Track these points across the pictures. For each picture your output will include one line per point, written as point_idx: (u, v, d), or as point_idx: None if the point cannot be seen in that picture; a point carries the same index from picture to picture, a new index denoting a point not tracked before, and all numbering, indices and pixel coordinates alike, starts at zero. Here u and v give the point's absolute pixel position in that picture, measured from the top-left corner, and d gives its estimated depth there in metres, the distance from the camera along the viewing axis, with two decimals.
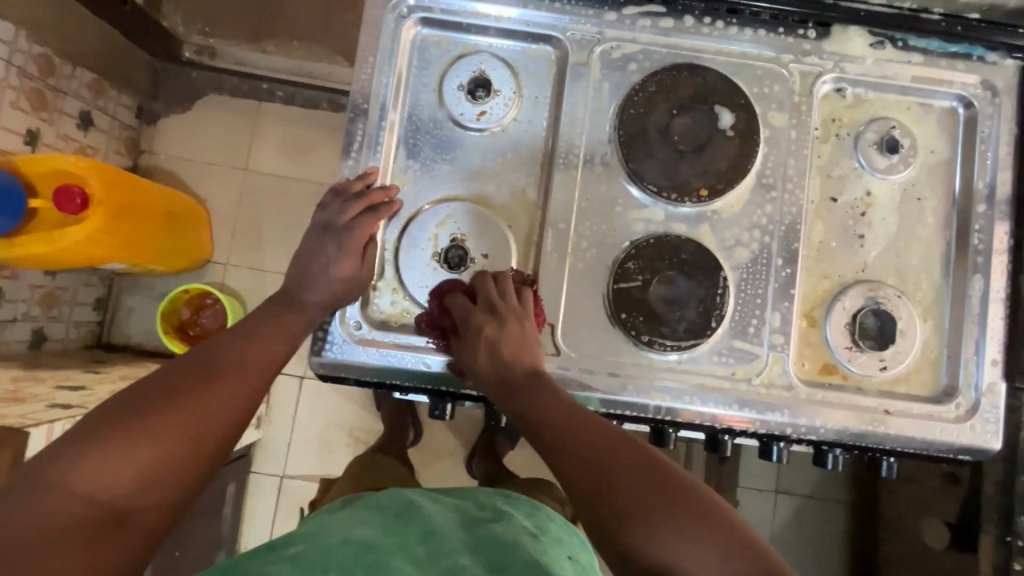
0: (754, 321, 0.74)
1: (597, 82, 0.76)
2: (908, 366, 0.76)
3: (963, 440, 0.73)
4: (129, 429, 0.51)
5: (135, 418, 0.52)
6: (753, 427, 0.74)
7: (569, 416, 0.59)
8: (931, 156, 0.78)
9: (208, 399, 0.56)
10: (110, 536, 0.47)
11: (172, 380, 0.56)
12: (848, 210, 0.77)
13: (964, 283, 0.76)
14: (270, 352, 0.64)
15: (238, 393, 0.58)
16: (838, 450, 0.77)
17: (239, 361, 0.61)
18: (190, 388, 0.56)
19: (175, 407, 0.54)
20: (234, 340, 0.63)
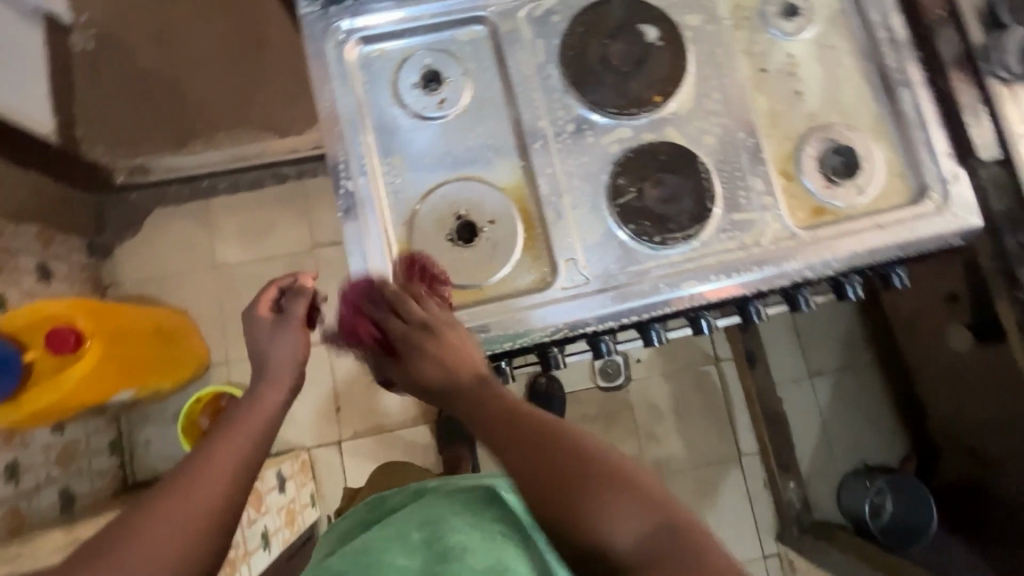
0: (742, 193, 0.82)
1: (531, 41, 0.84)
2: (881, 184, 0.85)
3: (951, 227, 0.82)
4: (106, 560, 0.51)
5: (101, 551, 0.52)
6: (778, 282, 0.81)
7: (547, 435, 0.56)
8: (827, 9, 0.89)
9: (167, 521, 0.54)
10: None
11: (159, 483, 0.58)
12: (780, 75, 0.87)
13: (896, 100, 0.86)
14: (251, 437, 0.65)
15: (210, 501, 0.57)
16: (853, 278, 0.86)
17: (216, 468, 0.60)
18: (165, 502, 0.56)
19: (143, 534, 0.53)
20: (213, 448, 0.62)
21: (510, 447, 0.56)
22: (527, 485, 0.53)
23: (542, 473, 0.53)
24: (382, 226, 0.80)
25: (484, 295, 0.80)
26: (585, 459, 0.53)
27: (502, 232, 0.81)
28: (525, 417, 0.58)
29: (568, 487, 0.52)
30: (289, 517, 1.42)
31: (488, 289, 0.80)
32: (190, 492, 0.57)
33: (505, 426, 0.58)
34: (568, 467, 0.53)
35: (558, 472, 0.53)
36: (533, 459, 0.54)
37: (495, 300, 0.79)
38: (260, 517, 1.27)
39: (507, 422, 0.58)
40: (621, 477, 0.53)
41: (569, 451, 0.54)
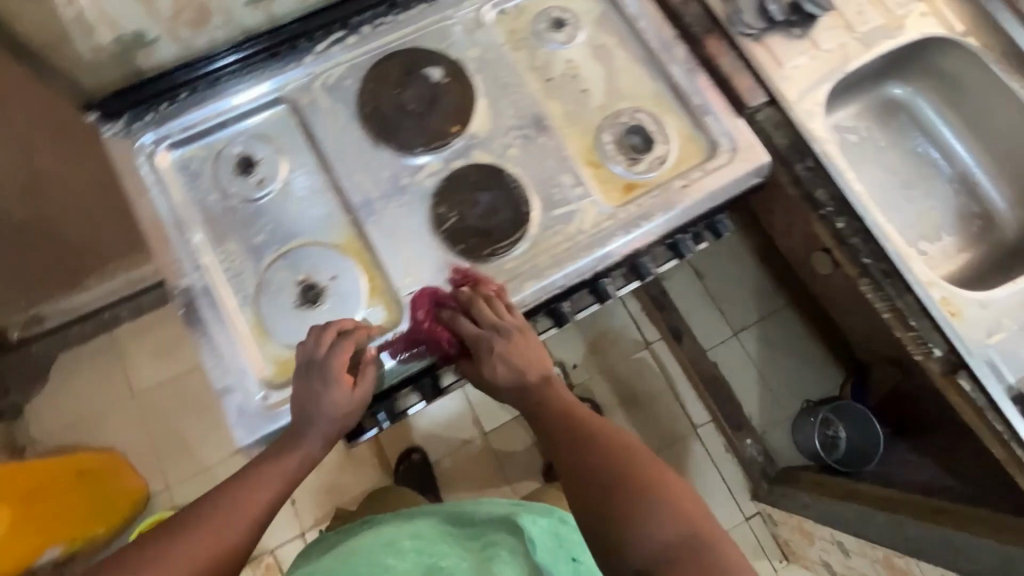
0: (556, 189, 0.89)
1: (330, 107, 0.90)
2: (676, 149, 0.93)
3: (744, 173, 0.91)
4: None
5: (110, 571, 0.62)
6: (610, 259, 0.87)
7: (619, 448, 0.69)
8: (591, 14, 0.99)
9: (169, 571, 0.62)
10: None
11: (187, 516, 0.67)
12: (564, 80, 0.95)
13: (669, 75, 0.95)
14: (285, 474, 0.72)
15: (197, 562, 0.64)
16: (683, 235, 0.92)
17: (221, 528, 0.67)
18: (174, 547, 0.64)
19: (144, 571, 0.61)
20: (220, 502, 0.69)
21: (579, 457, 0.69)
22: (590, 488, 0.66)
23: (597, 501, 0.65)
24: (225, 310, 0.82)
25: None
26: (625, 476, 0.65)
27: (344, 285, 0.84)
28: (598, 433, 0.71)
29: (658, 547, 0.60)
30: None
31: None
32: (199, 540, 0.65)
33: (573, 462, 0.69)
34: (617, 485, 0.65)
35: (594, 496, 0.65)
36: (595, 472, 0.67)
37: None
38: None
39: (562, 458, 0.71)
40: (644, 485, 0.64)
41: (611, 480, 0.66)
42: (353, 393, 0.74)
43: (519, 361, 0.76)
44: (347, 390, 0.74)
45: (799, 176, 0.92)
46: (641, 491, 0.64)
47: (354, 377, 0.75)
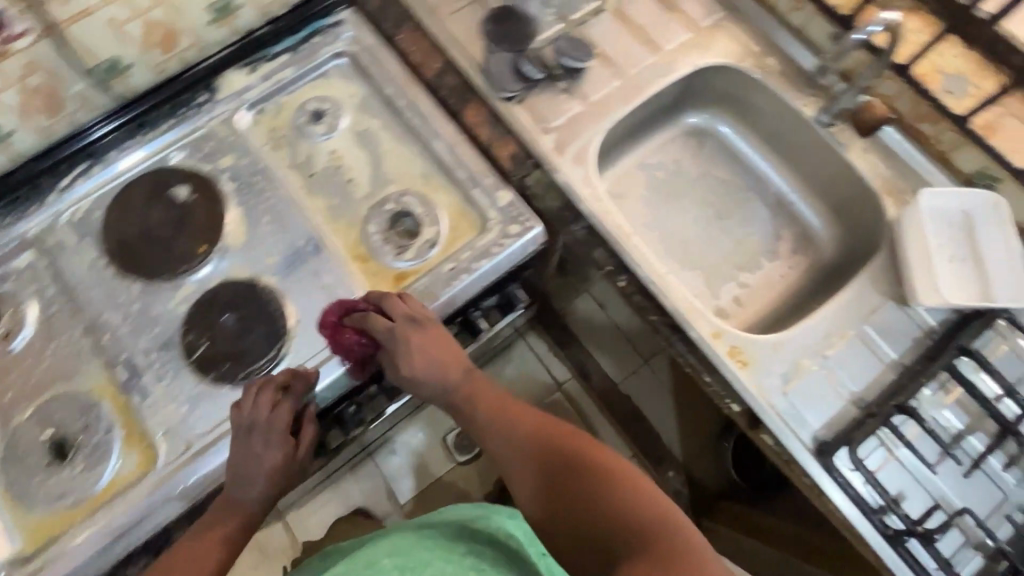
0: (317, 293, 0.86)
1: (79, 244, 0.87)
2: (446, 228, 0.89)
3: (510, 247, 0.85)
4: None
5: None
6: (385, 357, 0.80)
7: (555, 435, 0.66)
8: (353, 100, 0.96)
9: None
10: None
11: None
12: (327, 173, 0.92)
13: (433, 152, 0.92)
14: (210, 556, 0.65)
15: None
16: (472, 312, 0.87)
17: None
18: None
19: None
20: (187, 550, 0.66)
21: (525, 472, 0.65)
22: (523, 498, 0.65)
23: (563, 523, 0.60)
24: None
25: (95, 505, 0.76)
26: (588, 482, 0.60)
27: (95, 436, 0.79)
28: (537, 429, 0.67)
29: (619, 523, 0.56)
30: None
31: (99, 495, 0.77)
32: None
33: (522, 455, 0.66)
34: (560, 486, 0.61)
35: (547, 493, 0.62)
36: (551, 480, 0.63)
37: (102, 506, 0.75)
38: None
39: (508, 449, 0.67)
40: (629, 478, 0.60)
41: (571, 471, 0.62)
42: (295, 456, 0.71)
43: (432, 375, 0.70)
44: (288, 452, 0.70)
45: (575, 237, 0.87)
46: (609, 475, 0.60)
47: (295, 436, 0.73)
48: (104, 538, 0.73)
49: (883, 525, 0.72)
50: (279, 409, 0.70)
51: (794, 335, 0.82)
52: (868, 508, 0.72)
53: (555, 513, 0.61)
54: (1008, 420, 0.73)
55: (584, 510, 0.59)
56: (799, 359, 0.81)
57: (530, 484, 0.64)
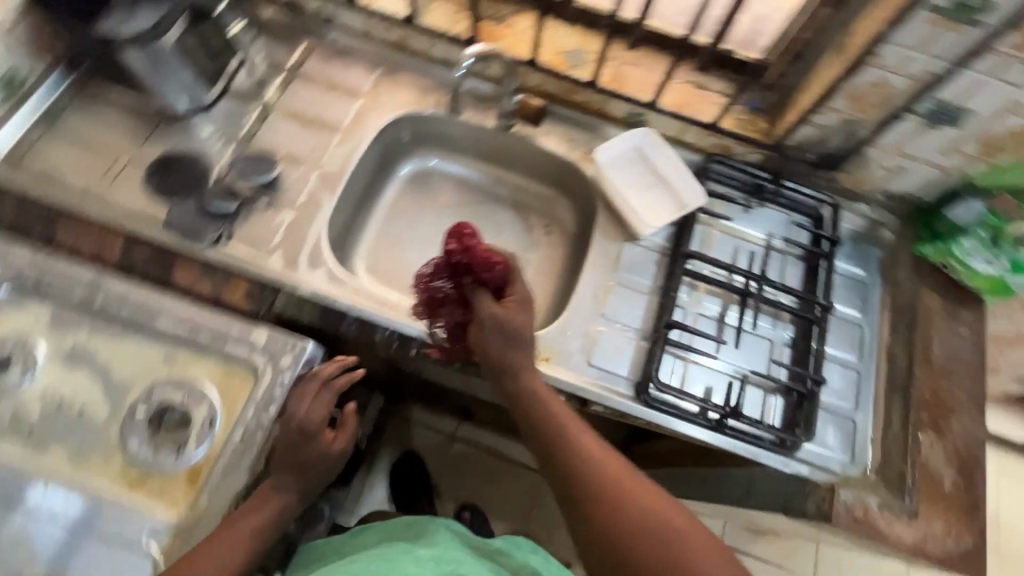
0: (107, 549, 0.74)
1: None
2: (217, 397, 0.82)
3: (288, 378, 0.81)
4: (213, 542, 0.71)
5: (217, 533, 0.72)
6: None
7: (612, 465, 0.65)
8: (41, 325, 0.83)
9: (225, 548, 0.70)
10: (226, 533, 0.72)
11: (221, 533, 0.72)
12: (51, 419, 0.79)
13: (161, 332, 0.83)
14: (274, 511, 0.74)
15: (250, 533, 0.72)
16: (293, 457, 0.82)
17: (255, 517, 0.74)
18: (236, 521, 0.73)
19: (220, 543, 0.71)
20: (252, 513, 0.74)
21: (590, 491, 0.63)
22: (571, 478, 0.65)
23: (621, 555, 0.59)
24: None
25: None
26: (653, 523, 0.59)
27: None
28: (579, 437, 0.68)
29: (643, 543, 0.59)
30: None
31: None
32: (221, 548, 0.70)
33: (568, 455, 0.67)
34: (590, 495, 0.63)
35: (573, 500, 0.64)
36: (640, 533, 0.59)
37: None
38: None
39: (562, 455, 0.67)
40: (683, 553, 0.57)
41: (598, 488, 0.63)
42: (332, 450, 0.79)
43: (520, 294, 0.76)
44: (325, 445, 0.78)
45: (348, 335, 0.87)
46: (660, 511, 0.60)
47: (335, 427, 0.81)
48: None
49: (707, 419, 0.83)
50: (318, 402, 0.78)
51: (576, 307, 0.91)
52: (690, 414, 0.83)
53: (583, 513, 0.63)
54: (820, 314, 0.90)
55: (608, 511, 0.61)
56: (588, 326, 0.89)
57: (587, 484, 0.64)
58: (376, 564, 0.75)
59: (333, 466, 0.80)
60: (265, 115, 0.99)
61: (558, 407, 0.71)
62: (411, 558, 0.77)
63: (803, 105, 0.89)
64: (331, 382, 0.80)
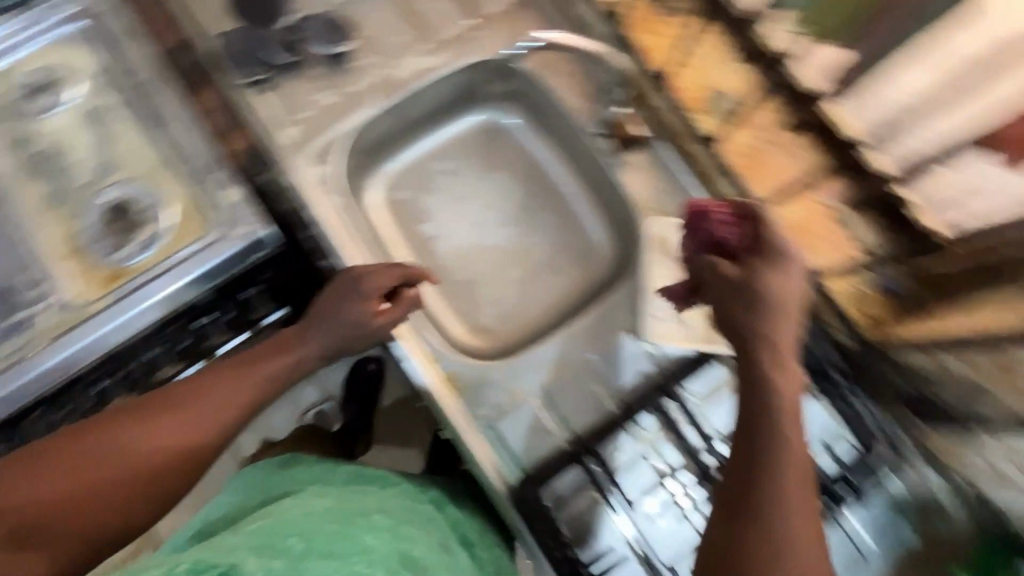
0: (17, 293, 0.78)
1: None
2: (171, 224, 0.81)
3: (227, 251, 0.79)
4: (168, 399, 0.59)
5: (217, 376, 0.62)
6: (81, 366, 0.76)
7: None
8: (85, 71, 0.85)
9: (176, 423, 0.58)
10: (171, 418, 0.58)
11: (191, 380, 0.61)
12: (47, 156, 0.83)
13: (162, 139, 0.83)
14: (269, 377, 0.65)
15: (211, 412, 0.60)
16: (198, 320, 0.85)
17: (227, 400, 0.61)
18: (213, 385, 0.61)
19: (205, 392, 0.60)
20: (264, 367, 0.65)
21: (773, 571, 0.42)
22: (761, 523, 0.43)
23: None
24: None
25: None
26: None
27: None
28: (779, 444, 0.44)
29: None
30: None
31: None
32: (200, 401, 0.60)
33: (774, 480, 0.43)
34: (735, 547, 0.43)
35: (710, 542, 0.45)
36: None
37: None
38: None
39: (760, 451, 0.44)
40: None
41: (751, 540, 0.42)
42: (370, 323, 0.73)
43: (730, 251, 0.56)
44: (366, 315, 0.72)
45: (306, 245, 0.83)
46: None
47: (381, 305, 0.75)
48: None
49: (560, 560, 0.70)
50: (387, 277, 0.74)
51: (521, 360, 0.80)
52: (546, 542, 0.70)
53: (715, 555, 0.44)
54: None
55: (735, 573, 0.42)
56: (517, 389, 0.79)
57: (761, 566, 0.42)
58: (331, 522, 0.59)
59: (365, 343, 0.73)
60: None
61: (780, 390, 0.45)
62: (367, 525, 0.61)
63: (930, 317, 0.67)
64: (406, 274, 0.75)
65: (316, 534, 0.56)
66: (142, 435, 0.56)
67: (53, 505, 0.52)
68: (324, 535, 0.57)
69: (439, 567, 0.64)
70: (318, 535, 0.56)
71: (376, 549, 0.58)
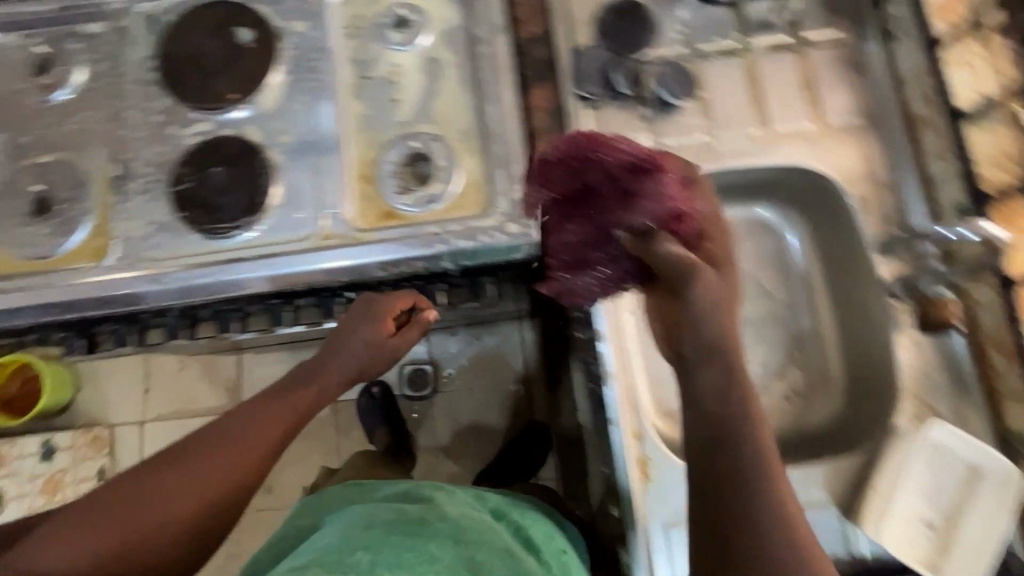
0: (310, 192, 0.84)
1: (142, 38, 0.90)
2: (455, 192, 0.85)
3: (497, 240, 0.81)
4: (171, 457, 0.70)
5: (189, 441, 0.72)
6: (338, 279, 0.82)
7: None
8: (443, 25, 0.91)
9: (204, 464, 0.69)
10: (171, 471, 0.68)
11: (155, 462, 0.69)
12: (380, 83, 0.89)
13: (482, 114, 0.86)
14: (289, 408, 0.77)
15: (230, 450, 0.71)
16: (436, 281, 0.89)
17: (240, 434, 0.72)
18: (198, 443, 0.71)
19: (191, 450, 0.70)
20: (241, 417, 0.74)
21: None
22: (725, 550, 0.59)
23: None
24: None
25: (64, 264, 0.83)
26: None
27: (71, 210, 0.85)
28: (751, 425, 0.62)
29: None
30: (49, 486, 1.54)
31: (65, 255, 0.83)
32: (202, 452, 0.70)
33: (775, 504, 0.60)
34: (718, 480, 0.61)
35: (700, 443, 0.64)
36: None
37: (69, 269, 0.82)
38: None
39: (725, 502, 0.60)
40: None
41: (723, 433, 0.62)
42: (386, 341, 0.83)
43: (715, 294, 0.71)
44: (382, 334, 0.82)
45: None
46: None
47: (395, 327, 0.85)
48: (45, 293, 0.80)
49: None
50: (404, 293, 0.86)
51: None
52: None
53: (702, 437, 0.63)
54: None
55: (715, 474, 0.61)
56: None
57: None
58: (395, 535, 0.67)
59: (385, 361, 0.84)
60: (732, 50, 0.87)
61: (730, 388, 0.64)
62: (430, 532, 0.69)
63: None
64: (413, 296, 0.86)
65: (384, 546, 0.64)
66: (163, 485, 0.67)
67: (114, 552, 0.64)
68: (387, 545, 0.65)
69: (505, 567, 0.69)
70: (378, 545, 0.65)
71: (443, 558, 0.66)
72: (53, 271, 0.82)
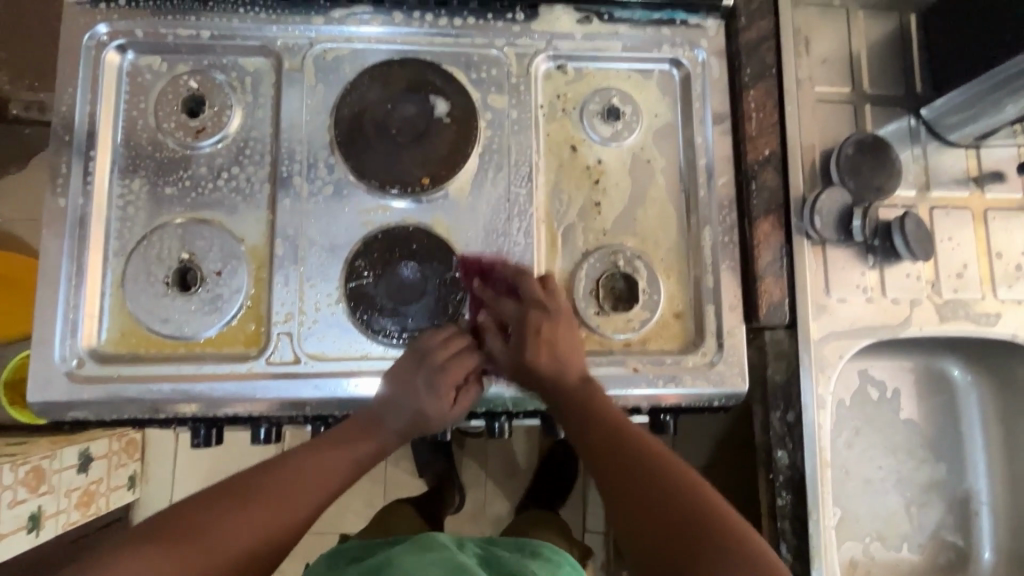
0: (500, 302, 0.74)
1: (313, 85, 0.76)
2: (655, 322, 0.76)
3: (703, 388, 0.74)
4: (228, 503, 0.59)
5: (259, 473, 0.63)
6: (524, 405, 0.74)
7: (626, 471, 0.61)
8: (655, 120, 0.81)
9: (263, 506, 0.60)
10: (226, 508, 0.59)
11: (214, 507, 0.58)
12: (581, 180, 0.79)
13: (695, 235, 0.78)
14: (349, 463, 0.67)
15: (286, 494, 0.62)
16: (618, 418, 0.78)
17: (299, 479, 0.63)
18: (258, 480, 0.62)
19: (258, 482, 0.62)
20: (310, 454, 0.66)
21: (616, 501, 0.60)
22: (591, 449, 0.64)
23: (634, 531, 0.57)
24: (92, 256, 0.73)
25: (215, 351, 0.72)
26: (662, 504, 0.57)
27: (222, 287, 0.73)
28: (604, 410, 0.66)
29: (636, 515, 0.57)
30: (86, 499, 1.35)
31: (215, 340, 0.73)
32: (259, 495, 0.61)
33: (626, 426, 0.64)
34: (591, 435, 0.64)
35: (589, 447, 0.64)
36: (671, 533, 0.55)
37: (222, 359, 0.72)
38: (31, 499, 1.21)
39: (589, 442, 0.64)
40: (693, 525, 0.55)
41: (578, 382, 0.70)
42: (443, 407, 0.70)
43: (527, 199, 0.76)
44: (444, 407, 0.70)
45: (769, 424, 0.75)
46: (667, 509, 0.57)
47: (456, 392, 0.71)
48: (197, 389, 0.70)
49: None
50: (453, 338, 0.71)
51: None
52: None
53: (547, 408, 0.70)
54: None
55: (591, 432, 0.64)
56: None
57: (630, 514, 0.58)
58: None
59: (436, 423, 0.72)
60: (963, 203, 0.81)
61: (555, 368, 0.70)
62: None
63: None
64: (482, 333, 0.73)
65: None
66: (219, 530, 0.57)
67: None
68: None
69: None
70: None
71: None
72: (203, 359, 0.72)
